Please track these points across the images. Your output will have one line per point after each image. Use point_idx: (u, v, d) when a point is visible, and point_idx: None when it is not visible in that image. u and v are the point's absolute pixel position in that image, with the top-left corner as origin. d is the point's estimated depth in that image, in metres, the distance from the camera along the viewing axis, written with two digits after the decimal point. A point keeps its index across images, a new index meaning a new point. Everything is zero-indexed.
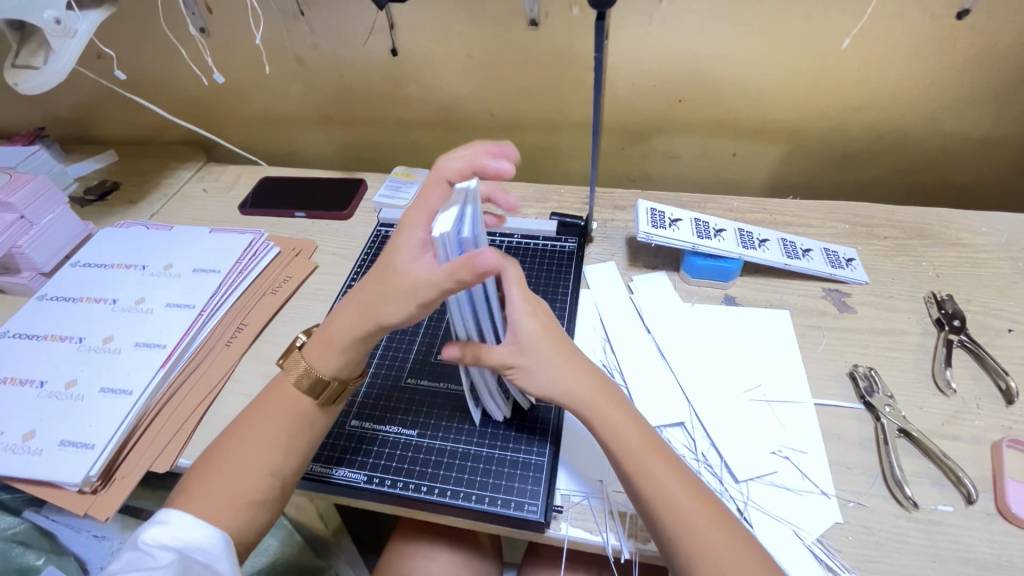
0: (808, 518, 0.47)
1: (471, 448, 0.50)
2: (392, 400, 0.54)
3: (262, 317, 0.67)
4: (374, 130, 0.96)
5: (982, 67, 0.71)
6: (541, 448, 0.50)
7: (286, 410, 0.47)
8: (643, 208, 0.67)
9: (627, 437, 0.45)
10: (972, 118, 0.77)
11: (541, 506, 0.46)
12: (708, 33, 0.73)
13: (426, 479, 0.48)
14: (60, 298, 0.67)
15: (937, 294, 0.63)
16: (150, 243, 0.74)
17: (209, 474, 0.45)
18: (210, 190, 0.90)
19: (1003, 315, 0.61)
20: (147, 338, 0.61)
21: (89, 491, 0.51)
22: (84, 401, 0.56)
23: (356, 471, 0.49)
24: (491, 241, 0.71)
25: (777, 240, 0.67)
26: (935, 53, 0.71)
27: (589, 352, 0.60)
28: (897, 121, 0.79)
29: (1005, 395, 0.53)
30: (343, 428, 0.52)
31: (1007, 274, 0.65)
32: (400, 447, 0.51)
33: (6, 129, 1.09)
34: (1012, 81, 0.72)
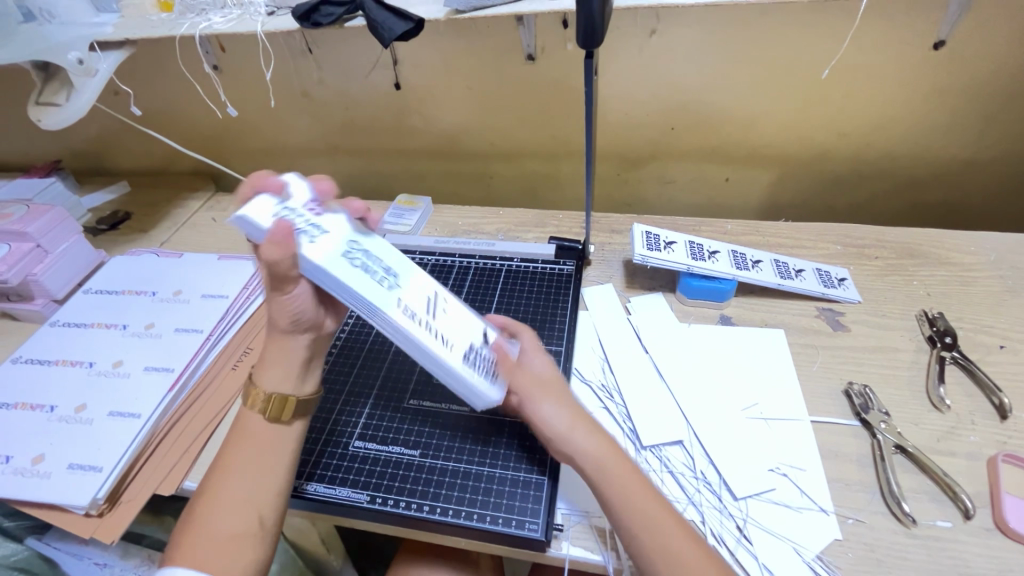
0: (808, 534, 0.47)
1: (472, 468, 0.51)
2: (395, 421, 0.55)
3: (268, 341, 0.68)
4: (378, 159, 1.00)
5: (961, 93, 0.74)
6: (542, 466, 0.51)
7: (257, 436, 0.47)
8: (638, 232, 0.69)
9: (620, 476, 0.43)
10: (956, 142, 0.79)
11: (541, 524, 0.47)
12: (697, 65, 0.77)
13: (427, 499, 0.49)
14: (72, 324, 0.69)
15: (929, 312, 0.64)
16: (161, 270, 0.76)
17: (205, 512, 0.44)
18: (219, 219, 0.93)
19: (995, 332, 0.62)
20: (156, 362, 0.63)
21: (95, 514, 0.52)
22: (93, 424, 0.57)
23: (358, 491, 0.50)
24: (491, 264, 0.73)
25: (770, 261, 0.69)
26: (915, 80, 0.74)
27: (588, 372, 0.61)
28: (883, 146, 0.82)
29: (1000, 410, 0.54)
30: (345, 450, 0.53)
31: (998, 292, 0.66)
32: (401, 467, 0.51)
33: (23, 162, 1.13)
34: (992, 106, 0.75)
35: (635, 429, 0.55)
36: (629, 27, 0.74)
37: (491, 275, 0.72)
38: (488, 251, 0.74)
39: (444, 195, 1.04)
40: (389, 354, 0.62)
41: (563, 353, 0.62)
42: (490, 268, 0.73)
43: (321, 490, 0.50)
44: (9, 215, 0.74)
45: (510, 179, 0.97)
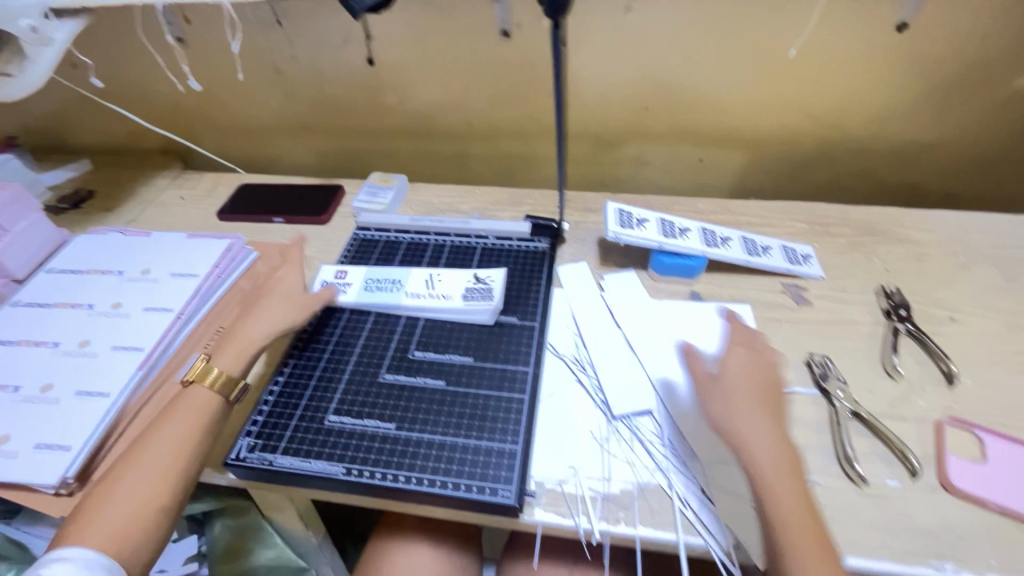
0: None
1: (447, 440, 0.52)
2: (371, 396, 0.56)
3: (241, 320, 0.67)
4: (352, 138, 0.98)
5: (921, 76, 0.77)
6: (516, 437, 0.52)
7: (195, 408, 0.52)
8: (611, 209, 0.70)
9: (771, 488, 0.44)
10: (916, 124, 0.82)
11: (514, 491, 0.48)
12: (670, 45, 0.77)
13: (403, 470, 0.50)
14: (35, 304, 0.67)
15: (886, 286, 0.67)
16: (128, 249, 0.74)
17: (104, 499, 0.46)
18: (188, 198, 0.90)
19: (946, 305, 0.65)
20: (124, 341, 0.62)
21: (65, 492, 0.51)
22: (60, 404, 0.56)
23: (336, 464, 0.50)
24: (467, 243, 0.73)
25: (739, 239, 0.71)
26: (879, 62, 0.76)
27: (562, 346, 0.62)
28: (848, 128, 0.84)
29: (947, 377, 0.57)
30: (321, 425, 0.53)
31: (951, 267, 0.70)
32: (378, 440, 0.52)
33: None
34: (949, 89, 0.78)
35: (606, 402, 0.57)
36: (602, 2, 0.74)
37: (466, 253, 0.72)
38: (464, 229, 0.75)
39: (419, 174, 1.03)
40: (362, 333, 0.62)
41: (537, 328, 0.63)
42: (465, 246, 0.73)
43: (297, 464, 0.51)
44: None
45: (486, 158, 0.97)
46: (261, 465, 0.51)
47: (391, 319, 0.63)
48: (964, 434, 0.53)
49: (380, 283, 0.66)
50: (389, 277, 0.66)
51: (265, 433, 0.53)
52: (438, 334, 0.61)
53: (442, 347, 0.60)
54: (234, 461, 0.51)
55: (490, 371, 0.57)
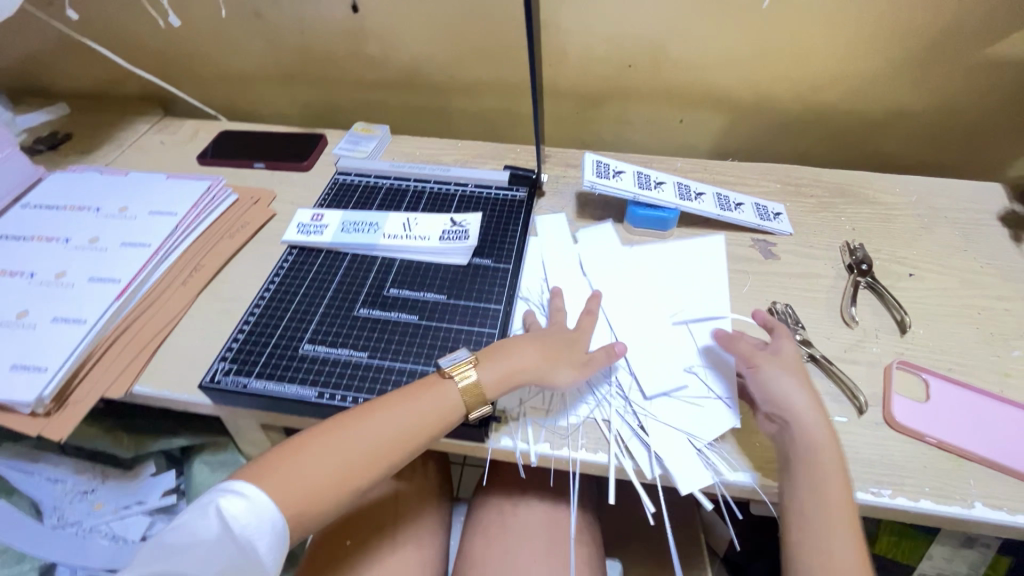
0: (702, 425, 0.52)
1: (418, 367, 0.54)
2: (344, 327, 0.57)
3: (219, 258, 0.68)
4: (335, 89, 0.97)
5: (898, 41, 0.78)
6: None
7: (419, 410, 0.49)
8: (589, 160, 0.71)
9: (826, 472, 0.46)
10: (892, 92, 0.84)
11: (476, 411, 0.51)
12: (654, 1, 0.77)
13: (373, 392, 0.52)
14: (10, 236, 0.67)
15: (851, 243, 0.69)
16: (105, 187, 0.74)
17: (308, 459, 0.46)
18: (168, 142, 0.90)
19: (906, 262, 0.68)
20: (100, 273, 0.62)
21: (42, 413, 0.52)
22: (36, 329, 0.57)
23: (307, 388, 0.52)
24: (446, 190, 0.74)
25: (712, 194, 0.72)
26: (861, 25, 0.77)
27: (529, 290, 0.64)
28: (827, 93, 0.85)
29: (900, 326, 0.60)
30: (294, 353, 0.55)
31: (914, 228, 0.72)
32: (348, 367, 0.54)
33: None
34: (924, 57, 0.79)
35: None
36: None
37: (444, 200, 0.73)
38: (443, 176, 0.75)
39: (404, 128, 1.03)
40: (341, 272, 0.63)
41: (511, 271, 0.64)
42: (444, 193, 0.74)
43: (268, 387, 0.53)
44: None
45: (470, 114, 0.97)
46: (236, 388, 0.53)
47: (368, 259, 0.65)
48: (911, 376, 0.55)
49: (357, 224, 0.67)
50: (367, 218, 0.67)
51: (241, 359, 0.55)
52: (412, 273, 0.63)
53: (417, 286, 0.62)
54: (211, 383, 0.53)
55: (462, 307, 0.60)
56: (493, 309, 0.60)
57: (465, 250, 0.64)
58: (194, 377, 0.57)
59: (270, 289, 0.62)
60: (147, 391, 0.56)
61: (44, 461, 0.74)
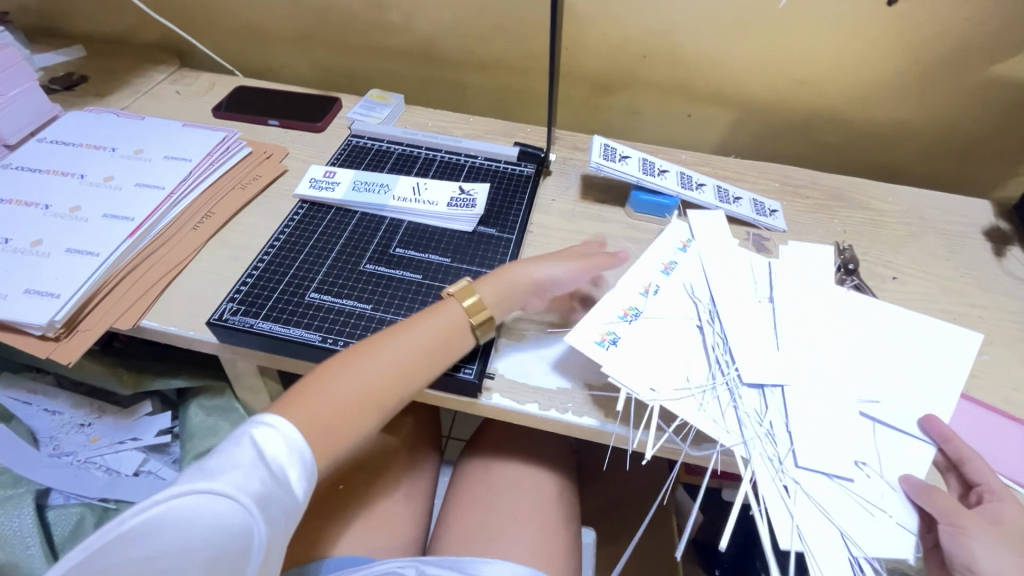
0: (881, 539, 0.47)
1: None
2: (386, 289, 0.63)
3: (231, 208, 0.72)
4: (350, 48, 0.99)
5: (908, 52, 0.77)
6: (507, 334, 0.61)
7: (423, 346, 0.53)
8: (675, 172, 0.76)
9: None
10: (899, 105, 0.83)
11: (475, 371, 0.57)
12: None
13: None
14: (25, 168, 0.71)
15: (840, 244, 0.74)
16: (123, 129, 0.77)
17: (315, 388, 0.48)
18: (184, 92, 0.93)
19: (891, 266, 0.73)
20: (114, 211, 0.66)
21: (52, 337, 0.57)
22: (49, 258, 0.61)
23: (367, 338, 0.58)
24: (527, 171, 0.80)
25: (749, 200, 0.78)
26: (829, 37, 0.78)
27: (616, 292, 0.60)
28: (808, 104, 0.86)
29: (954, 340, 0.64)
30: (359, 309, 0.60)
31: (903, 236, 0.77)
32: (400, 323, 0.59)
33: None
34: (931, 73, 0.79)
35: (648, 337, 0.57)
36: None
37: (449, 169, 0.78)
38: (454, 147, 0.81)
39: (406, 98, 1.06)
40: (339, 233, 0.69)
41: (513, 241, 0.69)
42: (454, 163, 0.79)
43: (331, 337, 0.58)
44: None
45: (486, 90, 0.99)
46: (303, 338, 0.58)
47: (377, 218, 0.71)
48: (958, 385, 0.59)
49: (367, 184, 0.73)
50: (374, 179, 0.73)
51: (298, 303, 0.61)
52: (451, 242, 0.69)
53: (421, 247, 0.68)
54: (219, 320, 0.58)
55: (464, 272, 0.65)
56: None
57: (471, 219, 0.70)
58: (141, 301, 0.61)
59: (285, 237, 0.68)
60: (155, 326, 0.60)
61: (42, 394, 0.79)
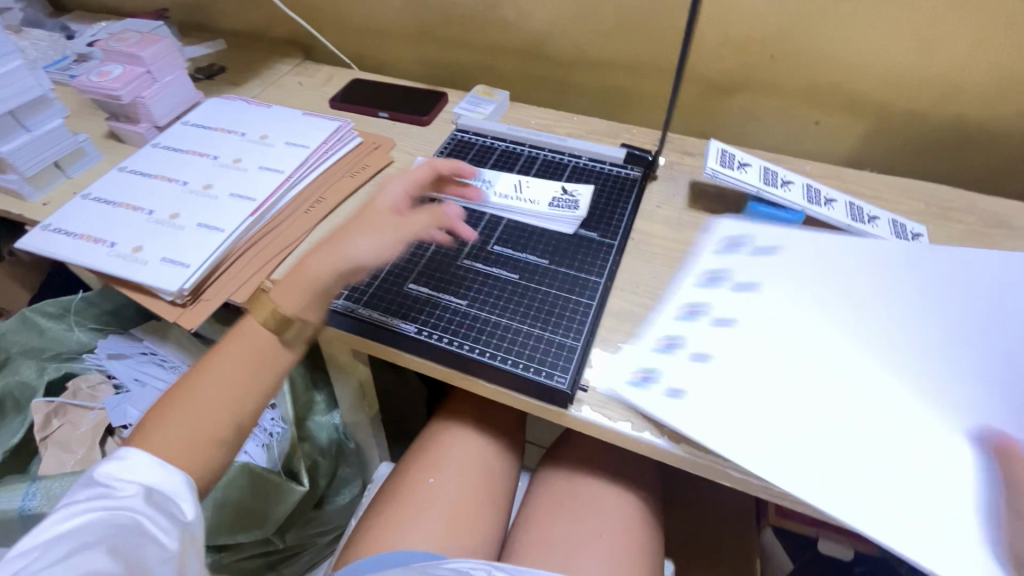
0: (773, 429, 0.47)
1: (460, 307, 0.54)
2: (474, 284, 0.56)
3: (340, 195, 0.72)
4: (344, 33, 1.03)
5: (778, 40, 0.78)
6: (533, 323, 0.53)
7: None
8: (713, 147, 0.67)
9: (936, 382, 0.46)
10: (883, 78, 0.77)
11: (489, 357, 0.51)
12: None
13: (415, 324, 0.53)
14: (171, 149, 0.75)
15: (899, 225, 0.66)
16: (247, 115, 0.80)
17: None
18: (306, 85, 0.95)
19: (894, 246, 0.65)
20: (240, 192, 0.68)
21: (179, 303, 0.59)
22: (164, 223, 0.64)
23: (442, 338, 0.52)
24: (559, 159, 0.70)
25: (887, 221, 0.66)
26: (949, 3, 0.68)
27: (193, 259, 0.60)
28: (908, 95, 0.77)
29: None
30: (454, 306, 0.55)
31: (953, 232, 0.67)
32: (491, 325, 0.53)
33: (107, 7, 1.19)
34: (781, 36, 0.77)
35: None
36: None
37: (555, 168, 0.69)
38: (560, 146, 0.71)
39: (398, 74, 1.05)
40: None
41: (567, 235, 0.61)
42: (558, 163, 0.70)
43: (417, 332, 0.53)
44: (124, 38, 0.77)
45: (478, 68, 0.98)
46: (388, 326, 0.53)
47: (476, 215, 0.63)
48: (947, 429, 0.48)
49: (470, 179, 0.66)
50: (479, 175, 0.66)
51: (389, 291, 0.56)
52: (545, 243, 0.60)
53: (521, 246, 0.60)
54: None
55: (505, 257, 0.59)
56: (533, 261, 0.58)
57: (573, 221, 0.61)
58: (170, 255, 0.61)
59: None
60: None
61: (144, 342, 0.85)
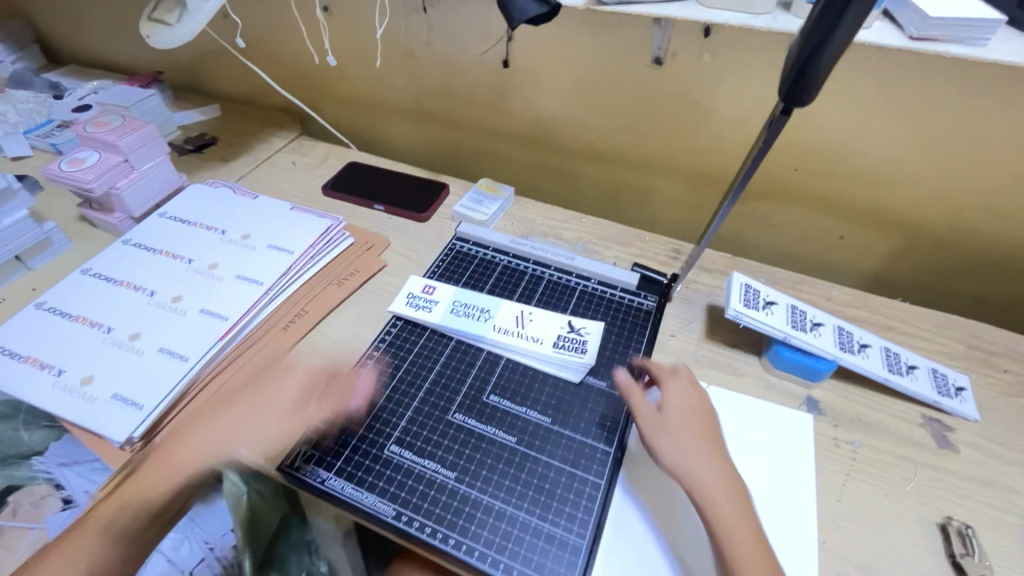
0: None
1: (447, 482, 0.48)
2: (464, 448, 0.50)
3: (324, 307, 0.65)
4: (345, 109, 0.98)
5: (805, 156, 0.72)
6: (531, 507, 0.46)
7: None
8: (736, 283, 0.61)
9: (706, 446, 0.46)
10: (918, 202, 0.71)
11: (479, 552, 0.44)
12: (671, 74, 0.71)
13: (394, 502, 0.46)
14: (143, 247, 0.68)
15: (940, 376, 0.60)
16: (231, 207, 0.74)
17: None
18: (299, 164, 0.90)
19: (939, 407, 0.58)
20: (212, 307, 0.61)
21: (128, 450, 0.51)
22: (122, 347, 0.57)
23: (425, 525, 0.45)
24: (566, 281, 0.66)
25: (926, 370, 0.60)
26: (997, 134, 0.62)
27: (147, 398, 0.53)
28: (943, 217, 0.72)
29: (949, 531, 0.49)
30: (439, 479, 0.48)
31: (1000, 388, 0.61)
32: (481, 510, 0.46)
33: (100, 60, 1.14)
34: (809, 156, 0.72)
35: None
36: (630, 46, 0.70)
37: (562, 293, 0.65)
38: (566, 265, 0.67)
39: (400, 150, 1.00)
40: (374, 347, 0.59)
41: (573, 383, 0.55)
42: (564, 285, 0.66)
43: (396, 515, 0.46)
44: (103, 123, 0.72)
45: (483, 152, 0.93)
46: (362, 502, 0.47)
47: (472, 353, 0.58)
48: None
49: (467, 308, 0.60)
50: (477, 302, 0.61)
51: (367, 455, 0.49)
52: (546, 395, 0.54)
53: (520, 399, 0.53)
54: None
55: (502, 412, 0.52)
56: (534, 419, 0.52)
57: (581, 367, 0.55)
58: (124, 390, 0.53)
59: (377, 357, 0.58)
60: None
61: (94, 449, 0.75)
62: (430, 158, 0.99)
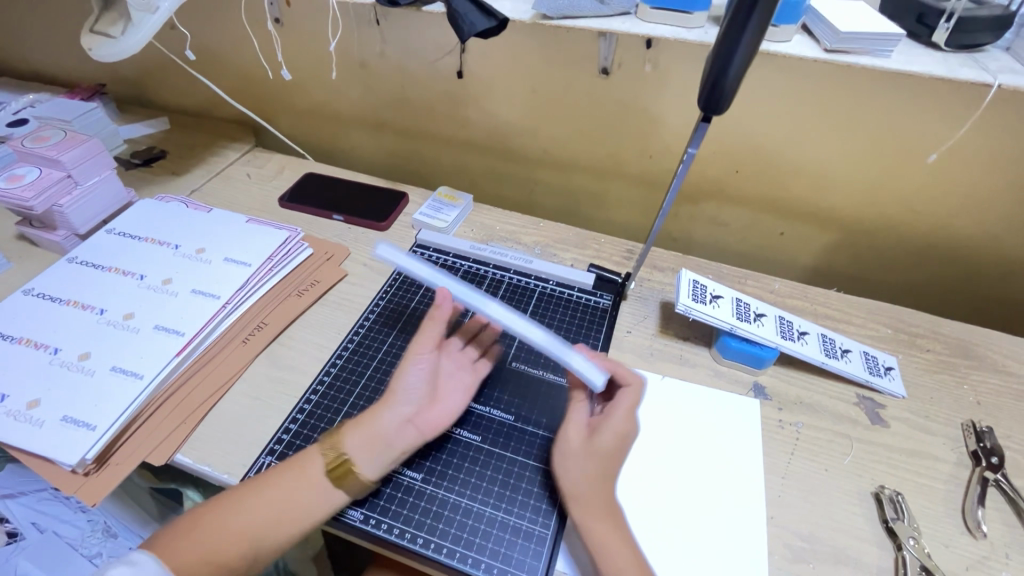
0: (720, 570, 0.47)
1: (414, 483, 0.48)
2: (429, 450, 0.51)
3: (284, 318, 0.65)
4: (302, 120, 0.98)
5: (745, 158, 0.77)
6: (497, 501, 0.48)
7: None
8: (685, 279, 0.64)
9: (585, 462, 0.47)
10: (847, 199, 0.77)
11: (447, 549, 0.45)
12: (619, 83, 0.74)
13: (361, 507, 0.47)
14: (91, 264, 0.66)
15: (870, 358, 0.65)
16: (185, 221, 0.73)
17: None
18: (254, 176, 0.89)
19: (870, 386, 0.63)
20: (167, 322, 0.60)
21: (81, 472, 0.49)
22: (70, 369, 0.55)
23: (392, 527, 0.46)
24: (525, 283, 0.68)
25: (859, 353, 0.65)
26: (911, 135, 0.68)
27: (99, 419, 0.51)
28: (869, 212, 0.78)
29: (882, 499, 0.53)
30: (405, 481, 0.49)
31: (923, 366, 0.66)
32: (449, 509, 0.47)
33: (38, 73, 1.09)
34: (748, 157, 0.77)
35: None
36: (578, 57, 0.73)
37: (522, 295, 0.67)
38: (525, 268, 0.70)
39: (359, 160, 1.00)
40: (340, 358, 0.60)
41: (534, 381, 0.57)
42: (524, 287, 0.68)
43: (363, 518, 0.46)
44: (44, 138, 0.70)
45: (442, 160, 0.95)
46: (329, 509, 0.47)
47: None
48: None
49: None
50: None
51: None
52: (509, 394, 0.55)
53: (483, 399, 0.55)
54: None
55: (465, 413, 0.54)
56: (498, 417, 0.54)
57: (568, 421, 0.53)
58: (74, 413, 0.52)
59: None
60: (188, 463, 0.52)
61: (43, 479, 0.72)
62: (389, 167, 0.99)
